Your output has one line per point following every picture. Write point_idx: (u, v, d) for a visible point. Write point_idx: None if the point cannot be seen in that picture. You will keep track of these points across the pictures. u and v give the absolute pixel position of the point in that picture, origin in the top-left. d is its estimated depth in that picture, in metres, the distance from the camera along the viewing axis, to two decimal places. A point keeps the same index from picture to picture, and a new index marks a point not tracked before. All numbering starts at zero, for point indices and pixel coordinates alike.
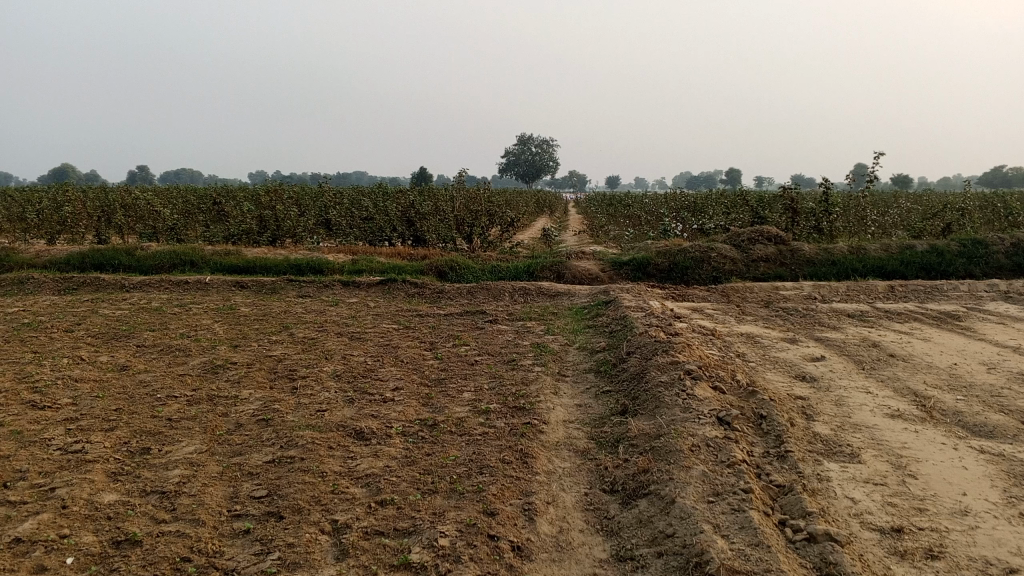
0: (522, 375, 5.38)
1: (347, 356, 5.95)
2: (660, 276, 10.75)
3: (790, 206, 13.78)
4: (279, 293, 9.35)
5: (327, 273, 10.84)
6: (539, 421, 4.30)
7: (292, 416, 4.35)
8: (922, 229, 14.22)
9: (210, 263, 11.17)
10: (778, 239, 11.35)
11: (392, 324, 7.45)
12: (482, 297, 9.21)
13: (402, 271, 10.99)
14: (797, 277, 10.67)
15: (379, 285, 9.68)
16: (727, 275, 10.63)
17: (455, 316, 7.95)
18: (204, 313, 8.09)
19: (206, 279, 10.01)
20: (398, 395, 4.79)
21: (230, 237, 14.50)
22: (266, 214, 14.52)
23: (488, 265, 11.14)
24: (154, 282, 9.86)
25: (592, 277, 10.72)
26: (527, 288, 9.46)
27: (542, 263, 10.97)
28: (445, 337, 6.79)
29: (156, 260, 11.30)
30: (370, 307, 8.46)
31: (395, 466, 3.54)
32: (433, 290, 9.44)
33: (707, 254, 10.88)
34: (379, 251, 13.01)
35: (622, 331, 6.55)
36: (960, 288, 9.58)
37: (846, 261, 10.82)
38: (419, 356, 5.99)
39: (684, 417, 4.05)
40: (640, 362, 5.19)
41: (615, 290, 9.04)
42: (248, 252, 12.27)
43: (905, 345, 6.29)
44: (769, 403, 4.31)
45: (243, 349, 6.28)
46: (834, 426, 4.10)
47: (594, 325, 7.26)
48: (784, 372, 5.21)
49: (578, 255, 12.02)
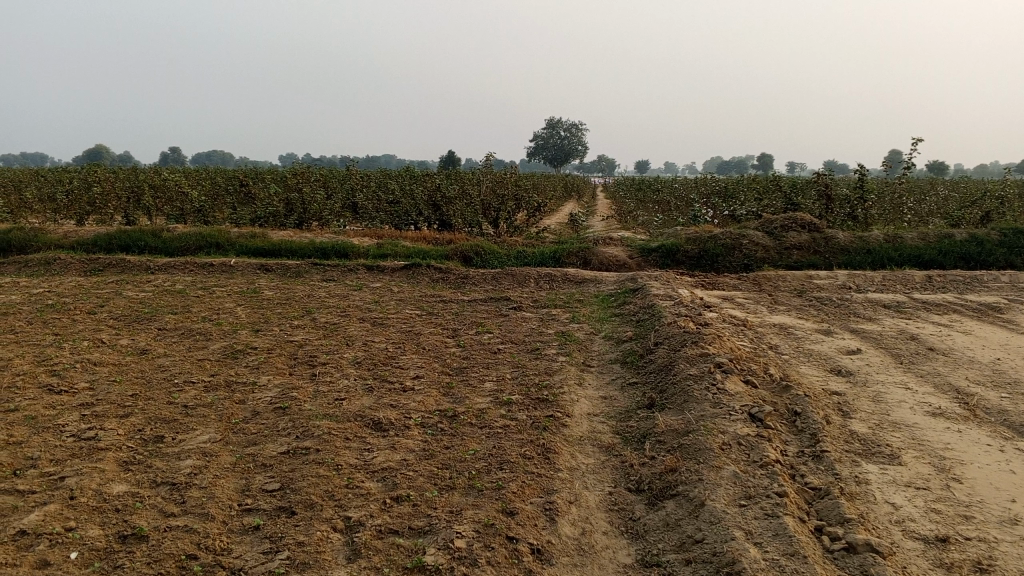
0: (546, 364, 5.24)
1: (368, 342, 5.84)
2: (689, 264, 10.54)
3: (824, 192, 13.46)
4: (303, 276, 9.27)
5: (352, 257, 10.76)
6: (563, 414, 4.15)
7: (309, 405, 4.25)
8: (960, 217, 13.83)
9: (235, 245, 11.14)
10: (812, 227, 11.08)
11: (415, 310, 7.34)
12: (507, 283, 9.07)
13: (427, 256, 10.88)
14: (831, 266, 10.39)
15: (404, 269, 9.58)
16: (758, 263, 10.38)
17: (479, 302, 7.82)
18: (227, 296, 8.03)
19: (231, 261, 9.97)
20: (419, 384, 4.67)
21: (257, 219, 14.47)
22: (292, 197, 14.49)
23: (514, 251, 10.99)
24: (179, 264, 9.83)
25: (619, 264, 10.53)
26: (553, 274, 9.30)
27: (569, 249, 10.80)
28: (468, 324, 6.66)
29: (182, 242, 11.28)
30: (394, 292, 8.36)
31: (413, 460, 3.42)
32: (458, 275, 9.32)
33: (738, 242, 10.64)
34: (405, 235, 12.91)
35: (650, 320, 6.38)
36: (1001, 279, 9.27)
37: (882, 250, 10.53)
38: (441, 344, 5.87)
39: (715, 413, 3.88)
40: (668, 354, 5.03)
41: (643, 277, 8.85)
42: (273, 235, 12.22)
43: (946, 338, 6.05)
44: (803, 399, 4.13)
45: (264, 334, 6.20)
46: (872, 424, 3.91)
47: (621, 313, 7.09)
48: (819, 366, 5.01)
49: (606, 241, 11.84)
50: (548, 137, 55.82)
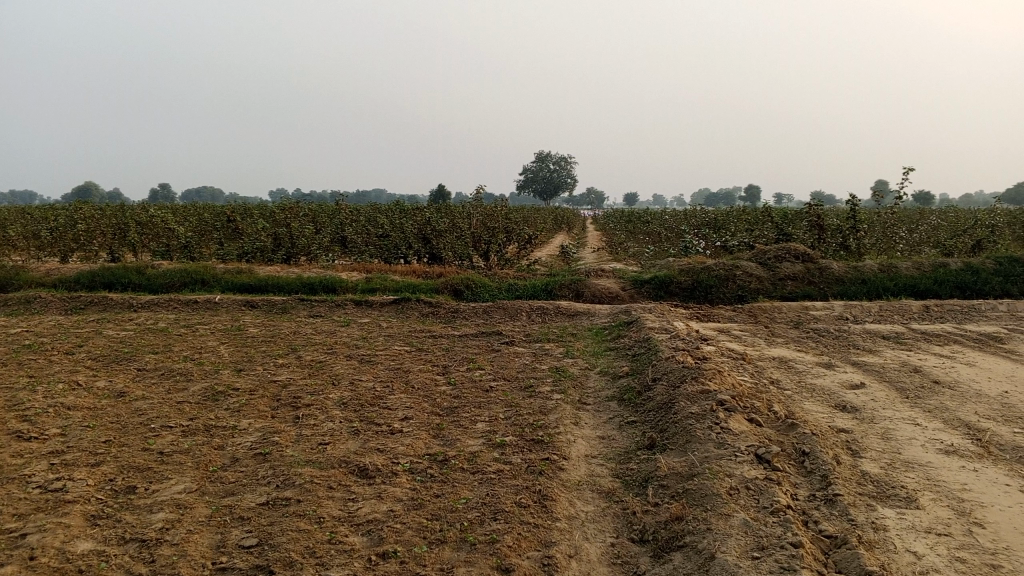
0: (540, 403, 5.04)
1: (355, 381, 5.63)
2: (682, 295, 10.38)
3: (816, 222, 13.38)
4: (290, 313, 9.06)
5: (340, 291, 10.57)
6: (559, 456, 3.95)
7: (292, 451, 4.03)
8: (953, 246, 13.75)
9: (221, 281, 10.93)
10: (806, 257, 10.96)
11: (404, 346, 7.14)
12: (499, 317, 8.89)
13: (417, 290, 10.70)
14: (826, 297, 10.26)
15: (393, 304, 9.39)
16: (752, 294, 10.24)
17: (470, 337, 7.63)
18: (211, 334, 7.82)
19: (216, 298, 9.77)
20: (407, 425, 4.46)
21: (244, 255, 14.28)
22: (280, 232, 14.32)
23: (505, 284, 10.83)
24: (163, 301, 9.62)
25: (612, 296, 10.38)
26: (545, 308, 9.13)
27: (561, 282, 10.64)
28: (459, 360, 6.47)
29: (166, 278, 11.07)
30: (382, 327, 8.16)
31: (401, 511, 3.21)
32: (448, 309, 9.13)
33: (731, 273, 10.50)
34: (394, 269, 12.74)
35: (646, 354, 6.20)
36: (999, 308, 9.13)
37: (877, 280, 10.40)
38: (431, 382, 5.67)
39: (719, 455, 3.69)
40: (667, 391, 4.84)
41: (637, 309, 8.68)
42: (260, 270, 12.03)
43: (950, 370, 5.87)
44: (811, 438, 3.93)
45: (247, 374, 5.99)
46: (884, 463, 3.71)
47: (616, 347, 6.91)
48: (823, 401, 4.82)
49: (598, 273, 11.68)
50: (537, 170, 56.00)
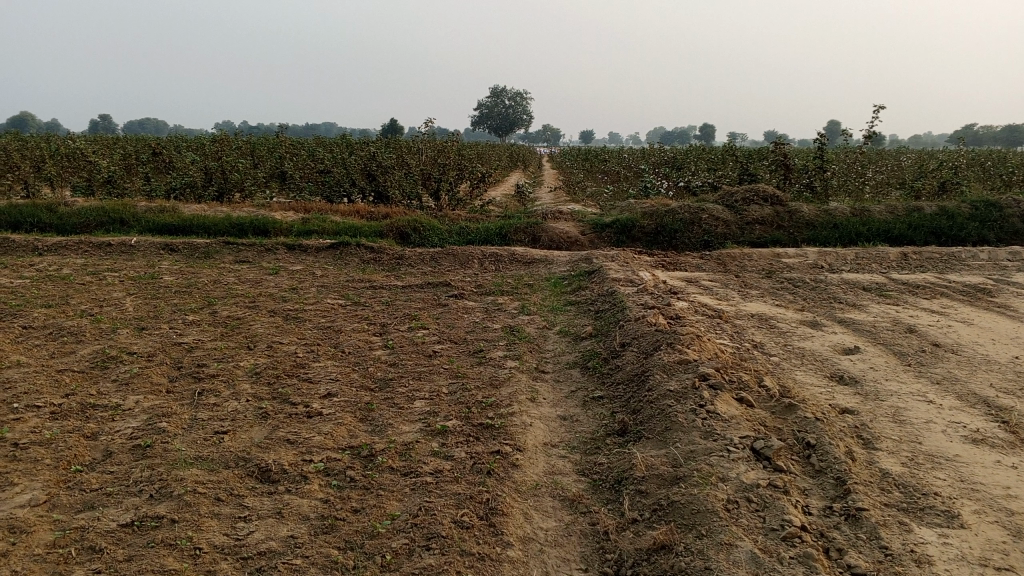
0: (490, 372, 4.30)
1: (274, 346, 4.82)
2: (645, 241, 9.69)
3: (782, 163, 12.73)
4: (213, 258, 8.14)
5: (274, 234, 9.65)
6: (512, 448, 3.21)
7: (181, 445, 3.24)
8: (921, 189, 13.23)
9: (141, 221, 9.90)
10: (775, 200, 10.30)
11: (338, 300, 6.32)
12: (447, 264, 8.11)
13: (358, 232, 9.82)
14: (796, 242, 9.64)
15: (330, 249, 8.53)
16: (720, 240, 9.57)
17: (413, 288, 6.84)
18: (119, 283, 6.89)
19: (133, 240, 8.79)
20: (330, 406, 3.69)
21: (173, 192, 13.18)
22: (212, 167, 13.21)
23: (455, 226, 10.01)
24: (72, 244, 8.60)
25: (570, 241, 9.64)
26: (498, 254, 8.35)
27: (516, 224, 9.85)
28: (400, 317, 5.68)
29: (80, 218, 10.01)
30: (316, 276, 7.32)
31: (305, 538, 2.47)
32: (391, 256, 8.31)
33: (697, 216, 9.81)
34: (335, 209, 11.80)
35: (611, 312, 5.48)
36: (978, 257, 8.60)
37: (849, 225, 9.82)
38: (364, 345, 4.89)
39: (709, 450, 2.99)
40: (639, 360, 4.13)
41: (598, 257, 7.96)
42: (186, 209, 11.00)
43: (948, 330, 5.26)
44: (815, 425, 3.25)
45: (149, 336, 5.13)
46: (906, 460, 3.05)
47: (576, 302, 6.17)
48: (818, 373, 4.15)
49: (555, 215, 10.91)
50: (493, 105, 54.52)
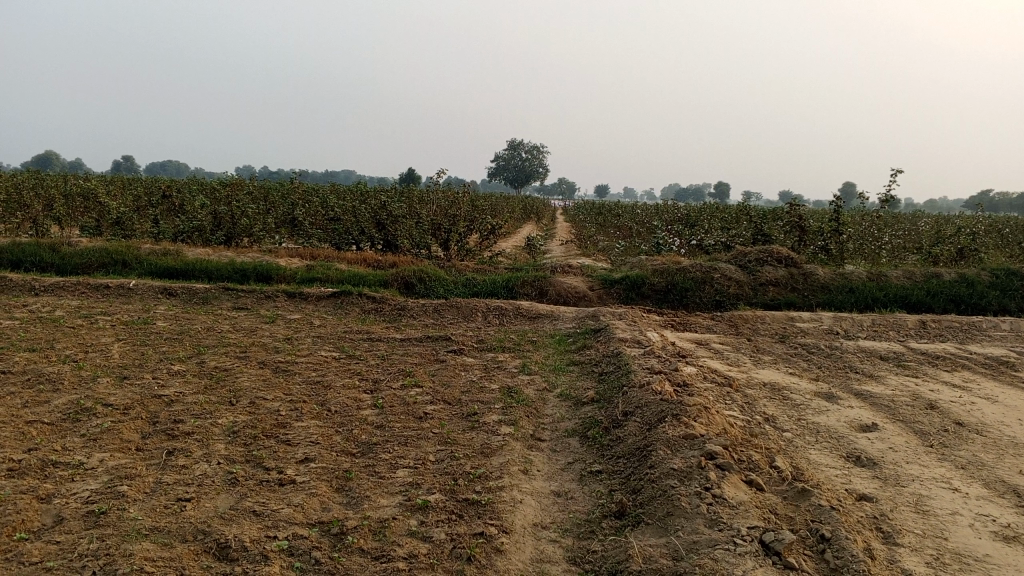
0: (483, 438, 4.03)
1: (257, 402, 4.58)
2: (655, 299, 9.44)
3: (797, 224, 12.53)
4: (211, 304, 7.96)
5: (276, 280, 9.48)
6: (497, 529, 2.94)
7: (138, 513, 2.98)
8: (939, 255, 12.97)
9: (144, 263, 9.77)
10: (789, 262, 10.06)
11: (333, 352, 6.09)
12: (450, 317, 7.89)
13: (362, 281, 9.63)
14: (810, 306, 9.37)
15: (331, 298, 8.34)
16: (732, 300, 9.31)
17: (412, 342, 6.61)
18: (110, 327, 6.70)
19: (131, 283, 8.62)
20: (306, 474, 3.42)
21: (181, 234, 13.10)
22: (220, 211, 13.13)
23: (461, 278, 9.82)
24: (70, 285, 8.44)
25: (578, 296, 9.41)
26: (503, 308, 8.13)
27: (524, 278, 9.65)
28: (393, 373, 5.44)
29: (81, 258, 9.88)
30: (313, 327, 7.11)
31: None
32: (393, 307, 8.10)
33: (709, 275, 9.57)
34: (341, 257, 11.64)
35: (614, 375, 5.21)
36: (1000, 327, 8.31)
37: (866, 290, 9.55)
38: (352, 403, 4.64)
39: (713, 543, 2.71)
40: (642, 432, 3.85)
41: (606, 315, 7.72)
42: (190, 252, 10.87)
43: (971, 407, 4.96)
44: (831, 514, 2.97)
45: (129, 385, 4.91)
46: (932, 559, 2.75)
47: (579, 362, 5.91)
48: (834, 454, 3.86)
49: (564, 270, 10.71)
50: (509, 157, 54.84)
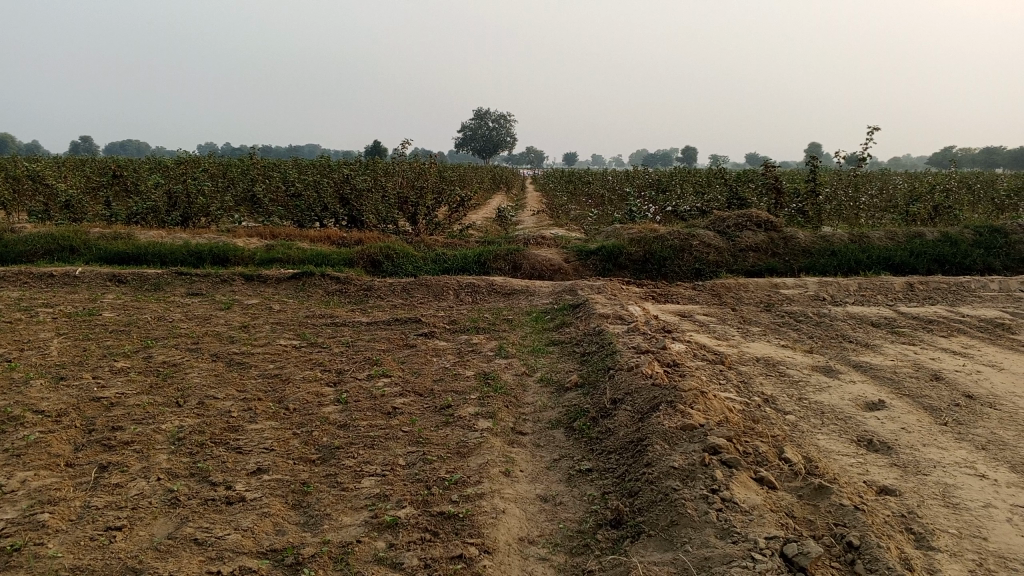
0: (458, 435, 3.64)
1: (207, 403, 4.14)
2: (633, 269, 9.07)
3: (773, 186, 12.20)
4: (164, 291, 7.46)
5: (235, 263, 8.98)
6: (479, 549, 2.56)
7: (58, 549, 2.56)
8: (918, 213, 12.72)
9: (93, 248, 9.21)
10: (769, 226, 9.73)
11: (293, 340, 5.66)
12: (419, 296, 7.47)
13: (325, 260, 9.16)
14: (792, 271, 9.06)
15: (293, 279, 7.88)
16: (712, 268, 8.96)
17: (379, 325, 6.19)
18: (50, 321, 6.19)
19: (78, 270, 8.08)
20: (258, 489, 3.01)
21: (135, 216, 12.49)
22: (175, 191, 12.52)
23: (430, 253, 9.38)
24: (11, 275, 7.88)
25: (553, 269, 9.02)
26: (475, 284, 7.72)
27: (495, 251, 9.23)
28: (359, 362, 5.01)
29: (26, 244, 9.30)
30: (273, 312, 6.66)
31: None
32: (359, 287, 7.67)
33: (687, 243, 9.20)
34: (305, 235, 11.14)
35: (598, 356, 4.83)
36: (989, 287, 8.04)
37: (849, 252, 9.25)
38: (313, 399, 4.22)
39: (728, 559, 2.35)
40: (634, 423, 3.48)
41: (583, 288, 7.34)
42: (143, 235, 10.31)
43: (979, 377, 4.66)
44: (856, 516, 2.62)
45: (64, 388, 4.44)
46: (975, 566, 2.41)
47: (559, 342, 5.52)
48: (844, 440, 3.51)
49: (537, 241, 10.30)
50: (476, 127, 54.06)
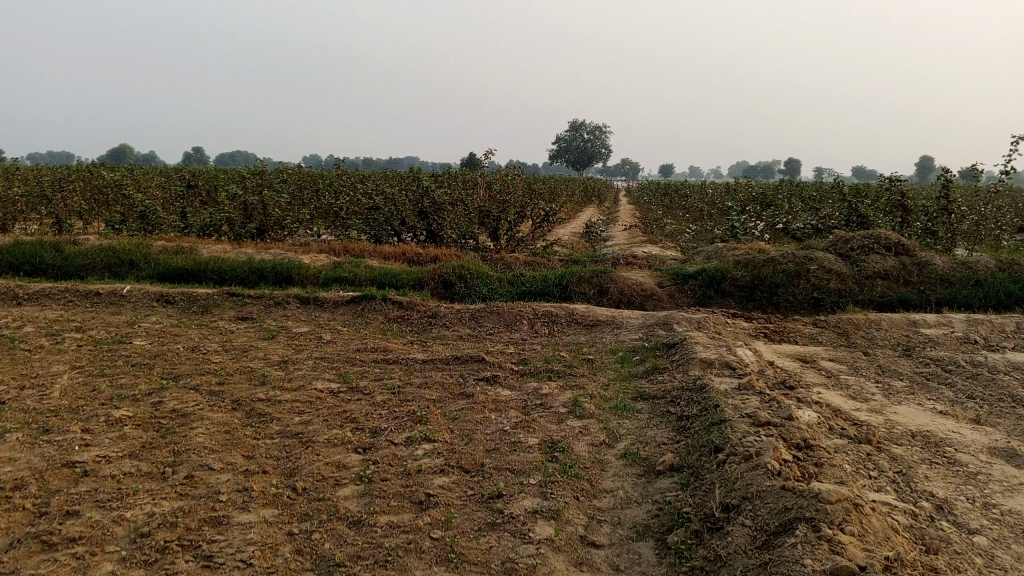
0: (508, 550, 2.64)
1: (199, 477, 3.27)
2: (738, 297, 7.90)
3: (899, 203, 10.76)
4: (210, 315, 6.75)
5: (296, 282, 8.25)
6: None
7: None
8: None
9: (152, 263, 8.65)
10: (899, 249, 8.38)
11: (331, 382, 4.78)
12: (490, 326, 6.54)
13: (393, 279, 8.33)
14: (928, 304, 7.71)
15: (351, 303, 7.06)
16: (833, 298, 7.69)
17: (436, 364, 5.25)
18: (73, 350, 5.51)
19: (127, 289, 7.46)
20: None
21: (209, 227, 12.02)
22: (250, 202, 11.97)
23: (508, 274, 8.44)
24: (57, 292, 7.32)
25: (644, 294, 7.95)
26: (554, 313, 6.72)
27: (581, 273, 8.22)
28: (400, 418, 4.07)
29: (85, 257, 8.82)
30: (322, 344, 5.83)
31: None
32: (423, 314, 6.79)
33: (803, 268, 7.97)
34: (378, 251, 10.36)
35: (701, 424, 3.75)
36: None
37: (998, 283, 7.83)
38: (331, 476, 3.30)
39: None
40: (757, 556, 2.42)
41: (681, 322, 6.25)
42: (207, 249, 9.72)
43: None
44: None
45: (40, 444, 3.66)
46: None
47: (649, 396, 4.46)
48: None
49: (628, 262, 9.23)
50: (571, 140, 53.15)
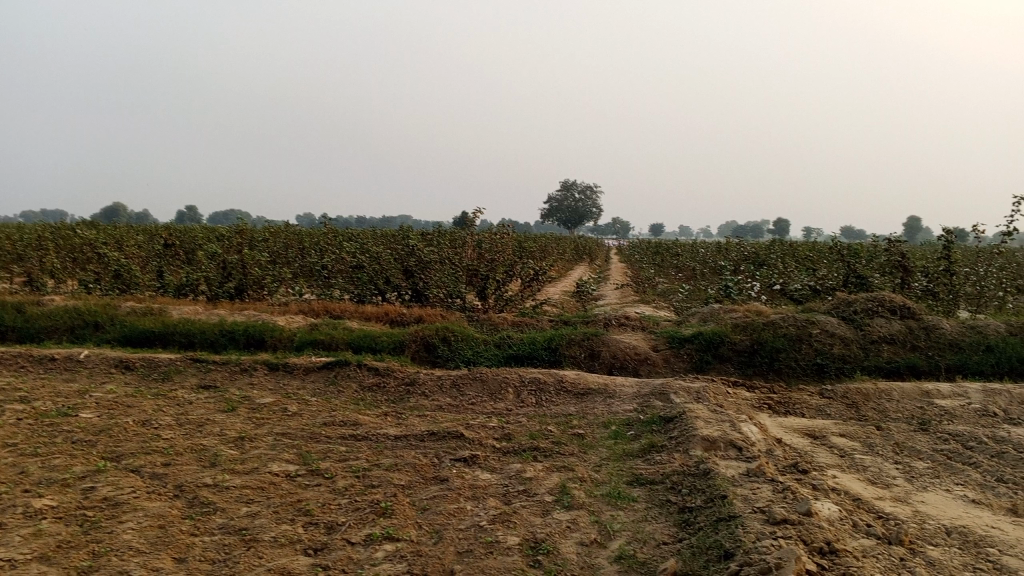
0: None
1: None
2: (737, 362, 7.45)
3: (899, 263, 10.39)
4: (170, 383, 6.25)
5: (269, 345, 7.78)
6: None
7: None
8: None
9: (118, 324, 8.18)
10: (904, 312, 7.96)
11: (290, 463, 4.27)
12: (471, 395, 6.06)
13: (373, 342, 7.86)
14: (936, 371, 7.26)
15: (323, 369, 6.58)
16: (837, 365, 7.26)
17: (410, 441, 4.76)
18: (11, 424, 4.99)
19: (85, 354, 6.96)
20: None
21: (185, 286, 11.52)
22: (228, 259, 11.46)
23: (495, 337, 7.98)
24: (10, 357, 6.82)
25: (637, 359, 7.49)
26: (542, 380, 6.25)
27: (571, 336, 7.76)
28: (362, 509, 3.57)
29: (48, 317, 8.34)
30: (287, 416, 5.33)
31: None
32: (400, 381, 6.31)
33: (805, 332, 7.54)
34: (359, 312, 9.89)
35: (705, 519, 3.26)
36: None
37: (1010, 348, 7.40)
38: None
39: None
40: None
41: (678, 392, 5.78)
42: (178, 311, 9.23)
43: None
44: None
45: None
46: None
47: (646, 481, 3.97)
48: None
49: (620, 323, 8.78)
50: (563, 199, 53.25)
